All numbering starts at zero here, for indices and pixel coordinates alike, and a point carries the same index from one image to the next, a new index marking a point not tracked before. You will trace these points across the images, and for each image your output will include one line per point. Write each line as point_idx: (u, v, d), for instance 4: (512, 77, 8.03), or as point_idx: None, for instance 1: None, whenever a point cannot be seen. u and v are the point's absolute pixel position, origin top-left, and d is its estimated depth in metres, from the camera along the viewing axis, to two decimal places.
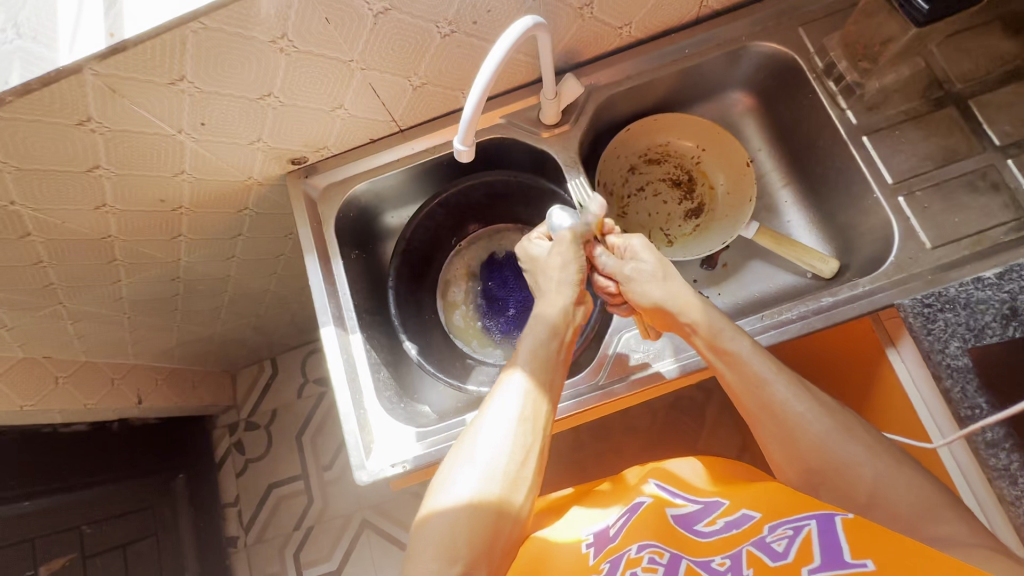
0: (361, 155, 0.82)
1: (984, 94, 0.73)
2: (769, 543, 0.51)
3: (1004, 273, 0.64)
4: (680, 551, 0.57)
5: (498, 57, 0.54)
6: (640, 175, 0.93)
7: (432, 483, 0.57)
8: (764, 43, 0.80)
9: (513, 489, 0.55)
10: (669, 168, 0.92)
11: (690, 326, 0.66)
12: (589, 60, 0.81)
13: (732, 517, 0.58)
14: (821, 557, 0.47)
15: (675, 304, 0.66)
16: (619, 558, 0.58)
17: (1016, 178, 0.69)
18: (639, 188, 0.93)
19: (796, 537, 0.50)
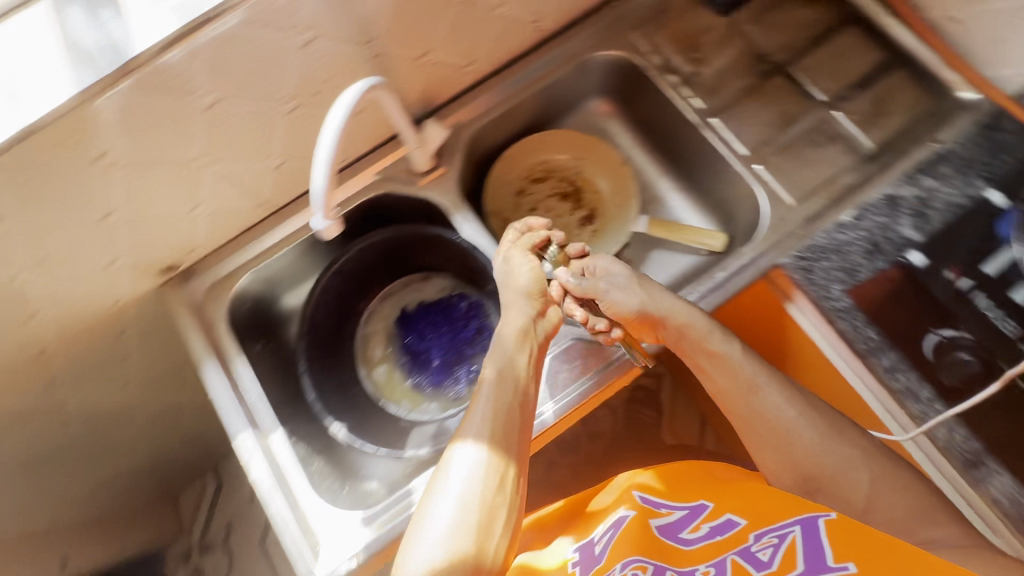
0: (239, 245, 0.78)
1: (799, 60, 0.81)
2: (754, 553, 0.56)
3: (859, 214, 0.71)
4: (663, 562, 0.61)
5: (339, 120, 0.51)
6: (529, 196, 0.94)
7: (404, 540, 0.55)
8: (604, 52, 0.85)
9: (490, 548, 0.53)
10: (554, 183, 0.94)
11: (675, 331, 0.67)
12: (446, 102, 0.82)
13: (714, 519, 0.62)
14: (804, 564, 0.53)
15: (662, 309, 0.67)
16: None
17: (845, 127, 0.77)
18: (532, 208, 0.94)
19: (781, 545, 0.55)
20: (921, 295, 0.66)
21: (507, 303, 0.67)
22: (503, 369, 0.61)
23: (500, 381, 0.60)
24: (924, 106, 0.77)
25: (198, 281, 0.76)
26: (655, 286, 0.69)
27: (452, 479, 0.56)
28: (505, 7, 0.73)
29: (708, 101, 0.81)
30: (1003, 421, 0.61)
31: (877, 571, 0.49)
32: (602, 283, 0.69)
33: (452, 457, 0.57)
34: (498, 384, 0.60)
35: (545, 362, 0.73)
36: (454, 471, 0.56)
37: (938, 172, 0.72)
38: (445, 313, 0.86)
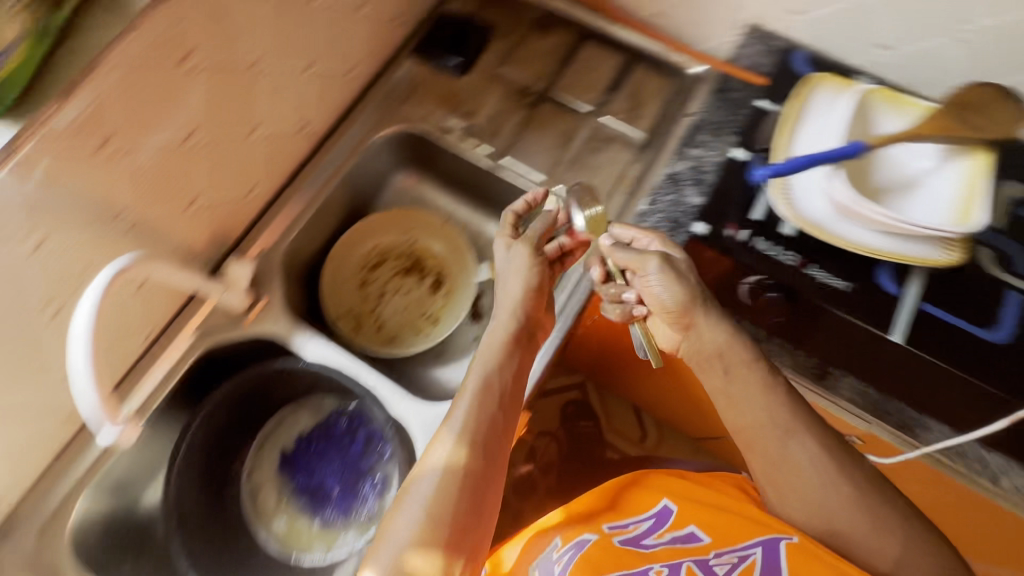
0: (57, 471, 0.67)
1: (555, 83, 0.88)
2: (713, 566, 0.58)
3: (652, 199, 0.76)
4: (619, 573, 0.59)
5: (90, 307, 0.50)
6: (372, 283, 0.93)
7: None
8: (383, 131, 0.87)
9: None
10: (392, 263, 0.94)
11: (707, 354, 0.62)
12: (243, 232, 0.78)
13: (676, 527, 0.62)
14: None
15: (689, 298, 0.62)
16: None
17: (615, 126, 0.85)
18: (380, 294, 0.93)
19: (739, 564, 0.57)
20: (724, 254, 0.66)
21: (504, 291, 0.68)
22: (475, 410, 0.59)
23: (473, 415, 0.58)
24: (668, 88, 0.87)
25: (19, 535, 0.64)
26: (698, 315, 0.62)
27: None
28: (261, 127, 0.72)
29: (493, 144, 0.85)
30: (830, 340, 0.63)
31: None
32: (644, 265, 0.63)
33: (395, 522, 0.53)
34: (468, 429, 0.57)
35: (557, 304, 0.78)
36: None
37: (700, 140, 0.79)
38: (328, 437, 0.81)
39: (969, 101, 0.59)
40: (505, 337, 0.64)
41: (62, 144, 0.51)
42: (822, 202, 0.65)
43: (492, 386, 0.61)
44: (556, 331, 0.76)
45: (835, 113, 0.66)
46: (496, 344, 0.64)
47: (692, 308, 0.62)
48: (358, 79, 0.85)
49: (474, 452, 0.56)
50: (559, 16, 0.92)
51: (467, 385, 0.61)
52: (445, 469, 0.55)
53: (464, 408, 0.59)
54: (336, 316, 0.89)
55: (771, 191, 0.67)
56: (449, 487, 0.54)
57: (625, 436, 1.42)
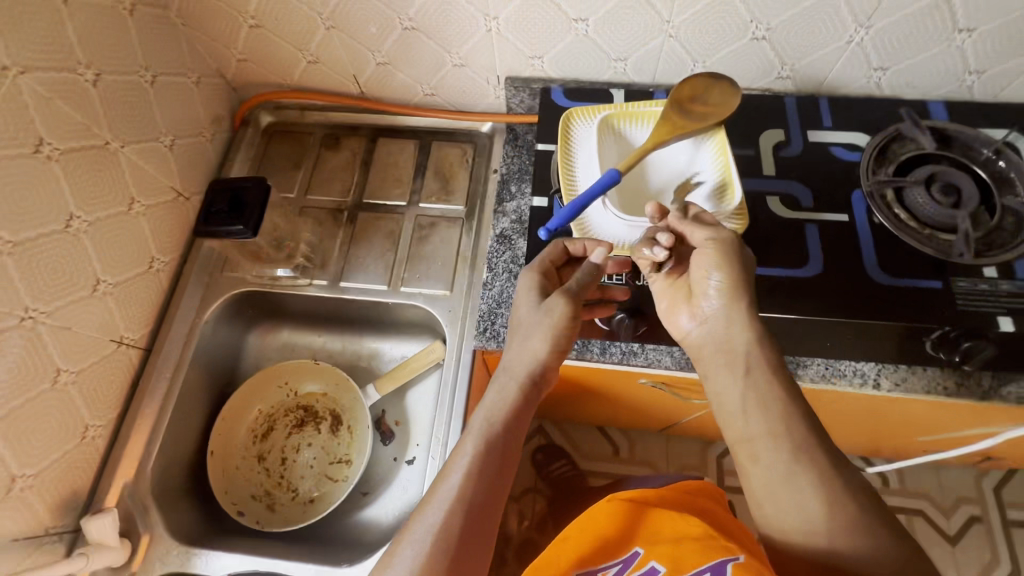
0: None
1: (365, 189, 0.89)
2: None
3: (491, 266, 0.77)
4: None
5: None
6: (270, 453, 0.86)
7: None
8: (213, 305, 0.83)
9: None
10: (283, 422, 0.88)
11: (733, 352, 0.55)
12: (93, 484, 0.71)
13: (639, 568, 0.53)
14: None
15: (722, 298, 0.56)
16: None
17: (434, 209, 0.87)
18: (283, 460, 0.86)
19: None
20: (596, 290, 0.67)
21: (522, 334, 0.61)
22: (472, 474, 0.53)
23: (471, 477, 0.53)
24: (469, 153, 0.91)
25: None
26: (740, 307, 0.55)
27: None
28: (68, 369, 0.66)
29: (326, 274, 0.84)
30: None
31: None
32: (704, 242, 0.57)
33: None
34: (460, 497, 0.51)
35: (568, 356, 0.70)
36: None
37: (509, 192, 0.81)
38: None
39: (691, 94, 0.66)
40: (512, 398, 0.59)
41: None
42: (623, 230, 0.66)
43: (492, 453, 0.54)
44: (454, 423, 0.74)
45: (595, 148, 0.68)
46: (504, 404, 0.59)
47: (737, 297, 0.55)
48: (165, 268, 0.81)
49: (468, 519, 0.50)
50: (344, 128, 0.94)
51: (465, 446, 0.55)
52: (430, 541, 0.49)
53: (458, 474, 0.53)
54: (238, 508, 0.81)
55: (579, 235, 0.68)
56: (435, 561, 0.47)
57: (598, 458, 1.20)
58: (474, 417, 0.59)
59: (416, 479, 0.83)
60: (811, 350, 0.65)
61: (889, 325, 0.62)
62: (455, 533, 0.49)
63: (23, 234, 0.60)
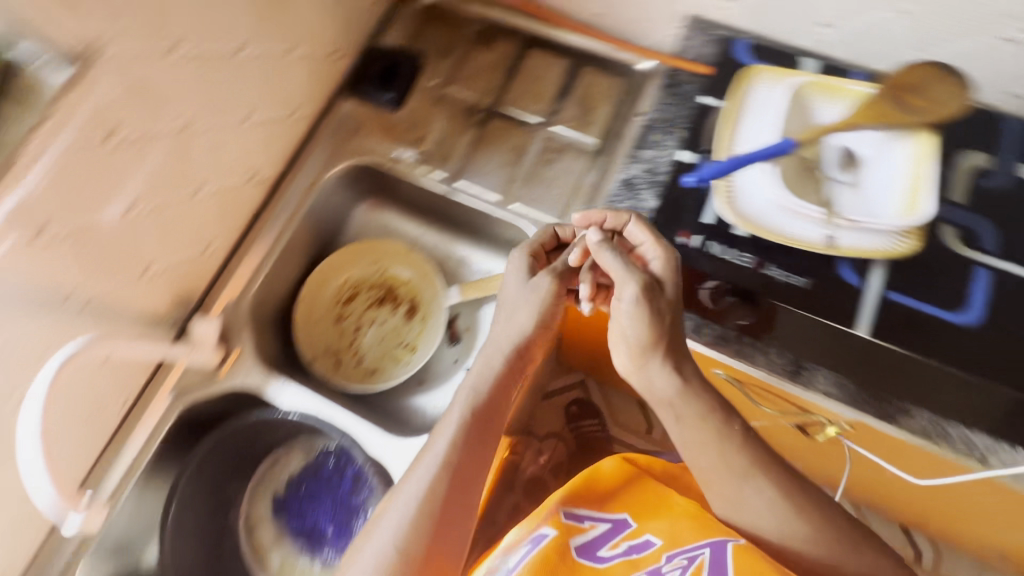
0: (50, 551, 0.68)
1: (504, 95, 0.87)
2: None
3: (608, 210, 0.74)
4: None
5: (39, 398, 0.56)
6: (348, 318, 0.92)
7: None
8: (337, 167, 0.87)
9: None
10: (366, 295, 0.93)
11: (656, 398, 0.62)
12: (205, 292, 0.79)
13: (631, 536, 0.60)
14: None
15: (646, 344, 0.60)
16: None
17: (566, 135, 0.84)
18: (356, 329, 0.92)
19: (691, 568, 0.55)
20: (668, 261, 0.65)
21: (514, 308, 0.66)
22: (457, 442, 0.59)
23: (459, 437, 0.59)
24: (618, 87, 0.86)
25: None
26: (655, 358, 0.60)
27: None
28: (209, 184, 0.72)
29: (446, 168, 0.85)
30: (792, 335, 0.62)
31: None
32: (621, 289, 0.60)
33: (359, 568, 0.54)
34: (445, 463, 0.58)
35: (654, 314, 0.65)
36: None
37: (650, 141, 0.76)
38: (318, 477, 0.82)
39: (910, 84, 0.63)
40: (498, 368, 0.63)
41: (14, 227, 0.53)
42: (768, 198, 0.65)
43: (478, 428, 0.60)
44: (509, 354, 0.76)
45: (772, 112, 0.70)
46: (493, 373, 0.63)
47: (653, 349, 0.59)
48: (304, 119, 0.85)
49: (452, 484, 0.57)
50: (502, 28, 0.91)
51: (453, 414, 0.61)
52: (417, 504, 0.56)
53: (446, 446, 0.59)
54: (310, 357, 0.87)
55: (717, 195, 0.66)
56: (421, 518, 0.55)
57: (631, 429, 1.17)
58: (462, 385, 0.64)
59: None
60: (925, 402, 0.59)
61: (1005, 392, 0.56)
62: (438, 501, 0.56)
63: (200, 48, 0.64)
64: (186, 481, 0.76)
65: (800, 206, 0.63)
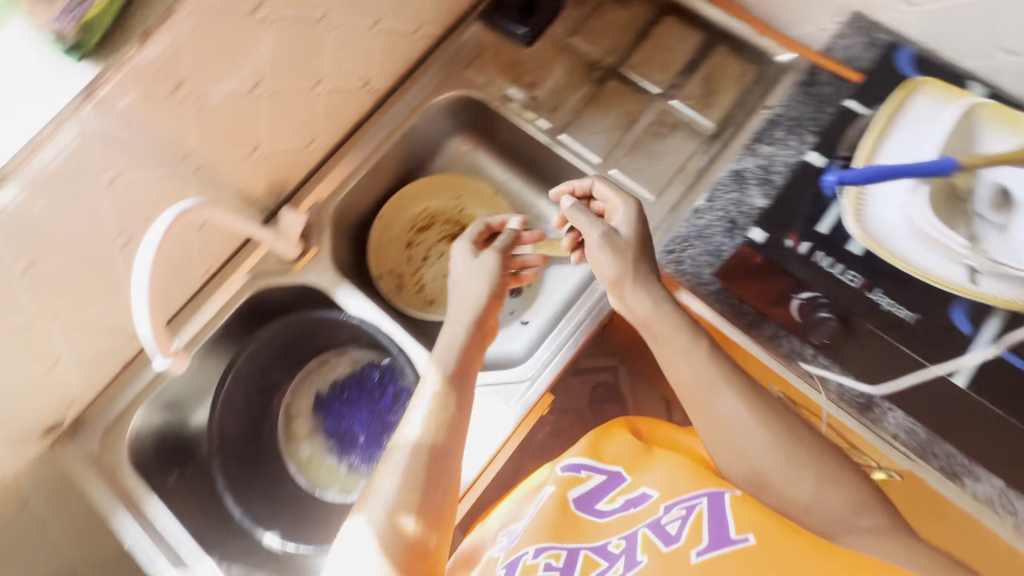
0: (123, 382, 0.75)
1: (628, 58, 0.84)
2: (663, 526, 0.54)
3: (711, 196, 0.72)
4: (576, 543, 0.57)
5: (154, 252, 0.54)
6: (419, 246, 0.93)
7: None
8: (446, 94, 0.86)
9: None
10: (441, 228, 0.94)
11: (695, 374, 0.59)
12: (297, 187, 0.81)
13: (629, 492, 0.61)
14: (708, 537, 0.51)
15: (618, 264, 0.63)
16: (517, 562, 0.56)
17: (684, 113, 0.80)
18: (424, 258, 0.93)
19: (688, 517, 0.54)
20: (763, 260, 0.65)
21: (465, 286, 0.69)
22: (433, 412, 0.61)
23: (435, 407, 0.61)
24: (750, 75, 0.81)
25: (90, 431, 0.73)
26: (629, 278, 0.62)
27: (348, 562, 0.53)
28: (326, 81, 0.73)
29: (553, 119, 0.83)
30: (870, 361, 0.60)
31: (770, 551, 0.48)
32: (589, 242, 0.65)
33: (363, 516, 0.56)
34: (427, 429, 0.59)
35: (735, 309, 0.66)
36: (345, 556, 0.54)
37: (770, 137, 0.73)
38: (361, 387, 0.85)
39: None
40: (461, 340, 0.65)
41: (136, 85, 0.55)
42: (897, 220, 0.63)
43: (449, 398, 0.62)
44: (575, 322, 0.76)
45: (933, 128, 0.65)
46: (458, 342, 0.65)
47: (626, 271, 0.63)
48: (425, 39, 0.84)
49: (433, 454, 0.58)
50: None
51: (426, 386, 0.63)
52: (409, 477, 0.57)
53: (424, 421, 0.60)
54: (379, 274, 0.89)
55: (846, 207, 0.65)
56: (411, 477, 0.57)
57: None
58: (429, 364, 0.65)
59: (522, 339, 0.88)
60: (1000, 470, 0.57)
61: None
62: (421, 465, 0.57)
63: None
64: (245, 358, 0.80)
65: (937, 235, 0.61)
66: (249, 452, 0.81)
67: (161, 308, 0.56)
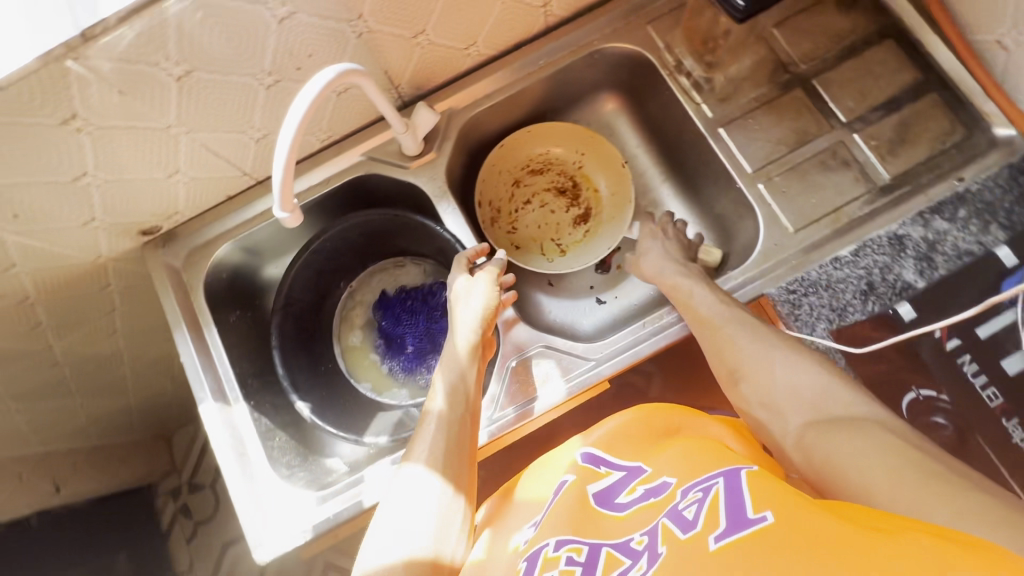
0: (221, 213, 0.77)
1: (826, 72, 0.74)
2: (679, 511, 0.43)
3: (858, 250, 0.66)
4: (598, 538, 0.45)
5: (312, 95, 0.52)
6: (525, 187, 0.90)
7: (365, 538, 0.51)
8: (617, 44, 0.79)
9: (448, 548, 0.50)
10: (553, 177, 0.90)
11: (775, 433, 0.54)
12: (437, 87, 0.78)
13: (649, 482, 0.49)
14: (725, 520, 0.40)
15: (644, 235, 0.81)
16: (535, 556, 0.45)
17: (864, 152, 0.71)
18: (525, 201, 0.90)
19: (705, 499, 0.42)
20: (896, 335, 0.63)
21: (464, 299, 0.66)
22: (452, 392, 0.59)
23: (451, 387, 0.59)
24: (952, 136, 0.70)
25: (179, 247, 0.76)
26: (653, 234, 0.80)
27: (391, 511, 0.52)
28: None
29: (718, 109, 0.76)
30: None
31: (805, 539, 0.36)
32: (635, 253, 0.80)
33: (417, 464, 0.55)
34: (452, 400, 0.58)
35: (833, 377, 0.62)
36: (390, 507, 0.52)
37: (951, 214, 0.66)
38: (425, 302, 0.85)
39: None
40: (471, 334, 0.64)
41: None
42: None
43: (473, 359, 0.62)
44: (658, 324, 0.71)
45: None
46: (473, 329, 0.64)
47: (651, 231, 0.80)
48: None
49: (458, 423, 0.57)
50: None
51: (439, 380, 0.60)
52: (443, 443, 0.56)
53: (445, 392, 0.59)
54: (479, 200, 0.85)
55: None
56: (446, 442, 0.56)
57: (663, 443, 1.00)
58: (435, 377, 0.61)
59: (593, 317, 0.87)
60: None
61: None
62: (454, 432, 0.57)
63: None
64: (331, 236, 0.79)
65: None
66: (306, 323, 0.83)
67: (297, 157, 0.54)
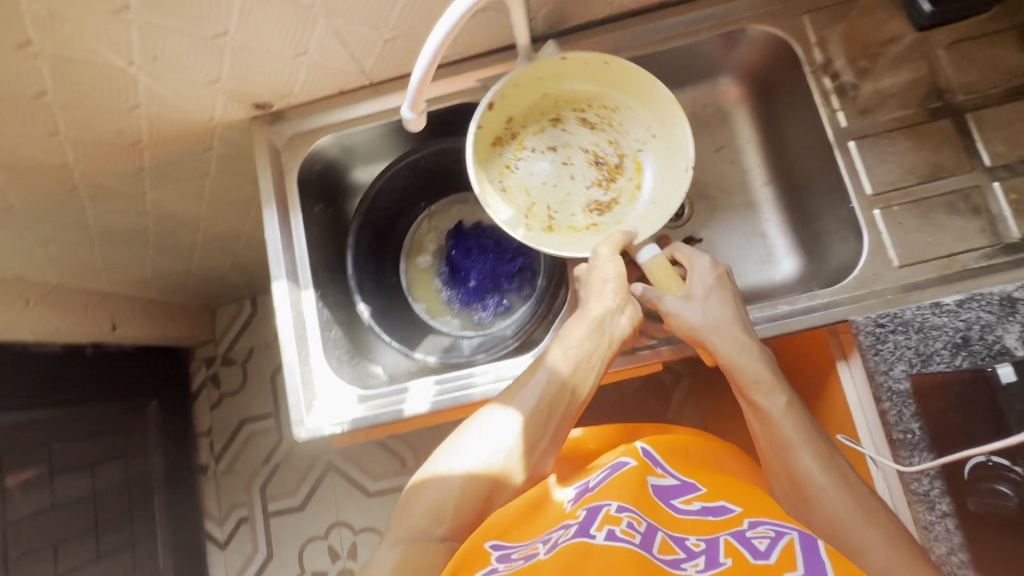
0: (329, 106, 0.79)
1: (984, 109, 0.69)
2: (749, 539, 0.43)
3: (964, 301, 0.63)
4: (655, 521, 0.48)
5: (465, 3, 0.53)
6: (560, 129, 0.78)
7: (436, 449, 0.57)
8: (765, 27, 0.75)
9: (512, 474, 0.54)
10: (598, 141, 0.78)
11: None
12: (568, 30, 0.76)
13: (707, 498, 0.52)
14: (804, 568, 0.39)
15: (703, 290, 0.65)
16: (595, 511, 0.49)
17: (1000, 204, 0.66)
18: (549, 146, 0.78)
19: (778, 541, 0.42)
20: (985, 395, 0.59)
21: (594, 277, 0.64)
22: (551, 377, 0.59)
23: (574, 352, 0.60)
24: None
25: (284, 128, 0.79)
26: (724, 294, 0.65)
27: (461, 442, 0.56)
28: None
29: (854, 121, 0.71)
30: None
31: None
32: (681, 301, 0.64)
33: (503, 408, 0.58)
34: (546, 385, 0.58)
35: (870, 413, 0.66)
36: (462, 437, 0.56)
37: None
38: (498, 242, 0.86)
39: None
40: (587, 318, 0.62)
41: None
42: None
43: (598, 328, 0.61)
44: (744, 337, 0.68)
45: None
46: (583, 320, 0.62)
47: (722, 288, 0.65)
48: None
49: (546, 412, 0.57)
50: None
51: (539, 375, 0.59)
52: (534, 402, 0.57)
53: (546, 370, 0.59)
54: (493, 99, 0.71)
55: None
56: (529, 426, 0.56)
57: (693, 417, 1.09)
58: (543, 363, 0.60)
59: None
60: None
61: None
62: (546, 405, 0.57)
63: None
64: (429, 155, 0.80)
65: None
66: (383, 233, 0.85)
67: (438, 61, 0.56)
